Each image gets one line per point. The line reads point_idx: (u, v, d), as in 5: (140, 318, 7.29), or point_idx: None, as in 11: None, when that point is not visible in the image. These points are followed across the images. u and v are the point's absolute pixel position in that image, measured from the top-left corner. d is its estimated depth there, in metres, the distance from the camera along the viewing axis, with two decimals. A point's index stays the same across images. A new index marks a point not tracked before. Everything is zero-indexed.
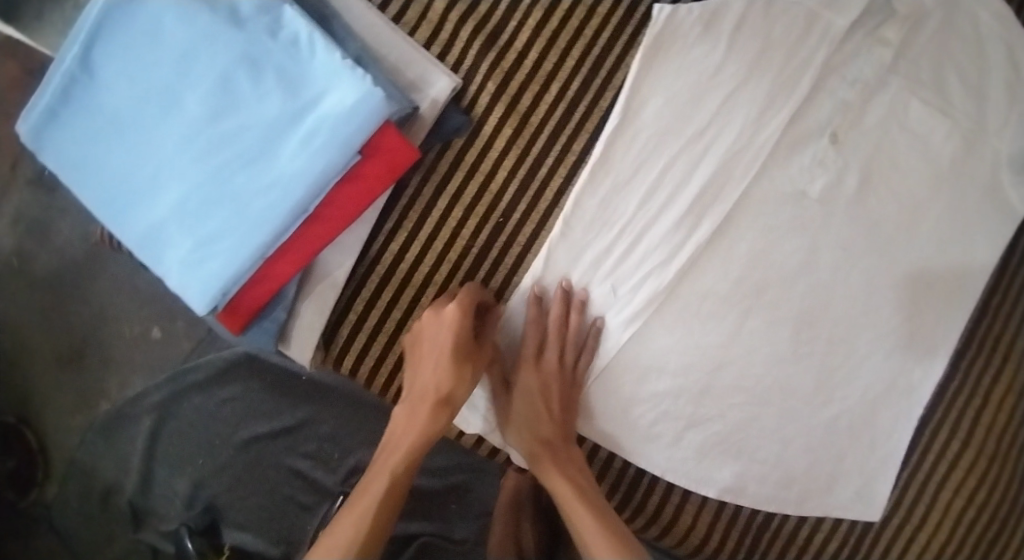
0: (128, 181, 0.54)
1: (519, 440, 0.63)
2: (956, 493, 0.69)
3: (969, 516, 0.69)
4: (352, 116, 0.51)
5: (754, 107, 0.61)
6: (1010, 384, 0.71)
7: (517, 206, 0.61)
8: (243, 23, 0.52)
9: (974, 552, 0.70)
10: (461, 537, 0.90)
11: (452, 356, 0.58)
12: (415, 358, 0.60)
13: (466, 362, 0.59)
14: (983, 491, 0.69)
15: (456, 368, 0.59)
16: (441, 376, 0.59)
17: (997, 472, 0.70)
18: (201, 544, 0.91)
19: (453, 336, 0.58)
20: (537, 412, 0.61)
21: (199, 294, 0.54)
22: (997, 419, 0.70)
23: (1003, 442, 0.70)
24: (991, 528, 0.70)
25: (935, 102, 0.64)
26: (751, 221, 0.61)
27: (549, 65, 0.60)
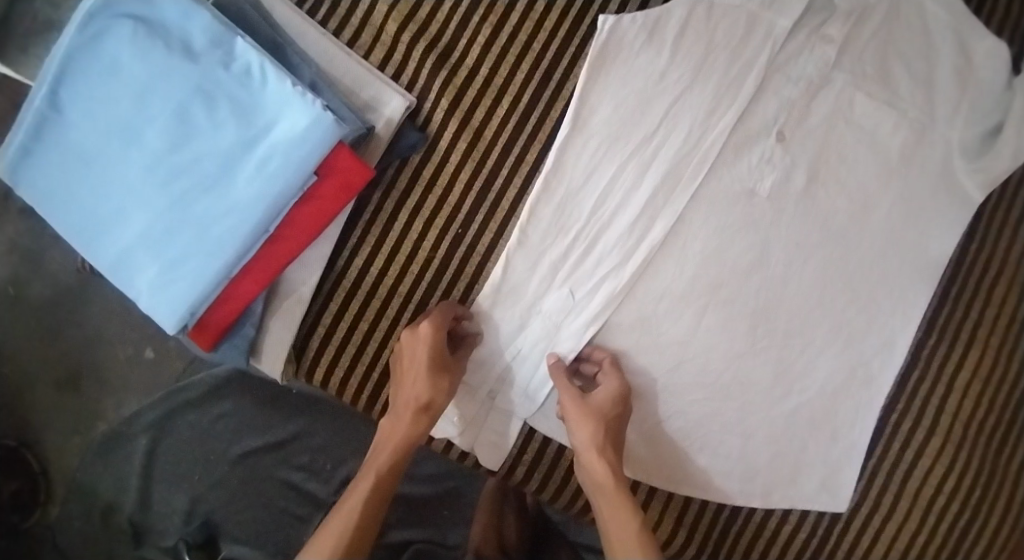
0: (96, 211, 0.57)
1: (590, 432, 0.59)
2: (923, 480, 0.70)
3: (938, 503, 0.70)
4: (306, 138, 0.55)
5: (700, 110, 0.62)
6: (976, 371, 0.70)
7: (474, 217, 0.63)
8: (197, 57, 0.56)
9: (945, 538, 0.71)
10: (455, 544, 0.91)
11: (430, 368, 0.59)
12: (399, 376, 0.61)
13: (444, 371, 0.60)
14: (952, 478, 0.70)
15: (434, 379, 0.59)
16: (422, 387, 0.59)
17: (966, 459, 0.70)
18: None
19: (428, 349, 0.59)
20: (615, 413, 0.60)
21: (169, 313, 0.57)
22: (963, 405, 0.70)
23: (973, 429, 0.71)
24: (961, 515, 0.71)
25: (883, 95, 0.64)
26: (703, 221, 0.63)
27: (499, 80, 0.63)
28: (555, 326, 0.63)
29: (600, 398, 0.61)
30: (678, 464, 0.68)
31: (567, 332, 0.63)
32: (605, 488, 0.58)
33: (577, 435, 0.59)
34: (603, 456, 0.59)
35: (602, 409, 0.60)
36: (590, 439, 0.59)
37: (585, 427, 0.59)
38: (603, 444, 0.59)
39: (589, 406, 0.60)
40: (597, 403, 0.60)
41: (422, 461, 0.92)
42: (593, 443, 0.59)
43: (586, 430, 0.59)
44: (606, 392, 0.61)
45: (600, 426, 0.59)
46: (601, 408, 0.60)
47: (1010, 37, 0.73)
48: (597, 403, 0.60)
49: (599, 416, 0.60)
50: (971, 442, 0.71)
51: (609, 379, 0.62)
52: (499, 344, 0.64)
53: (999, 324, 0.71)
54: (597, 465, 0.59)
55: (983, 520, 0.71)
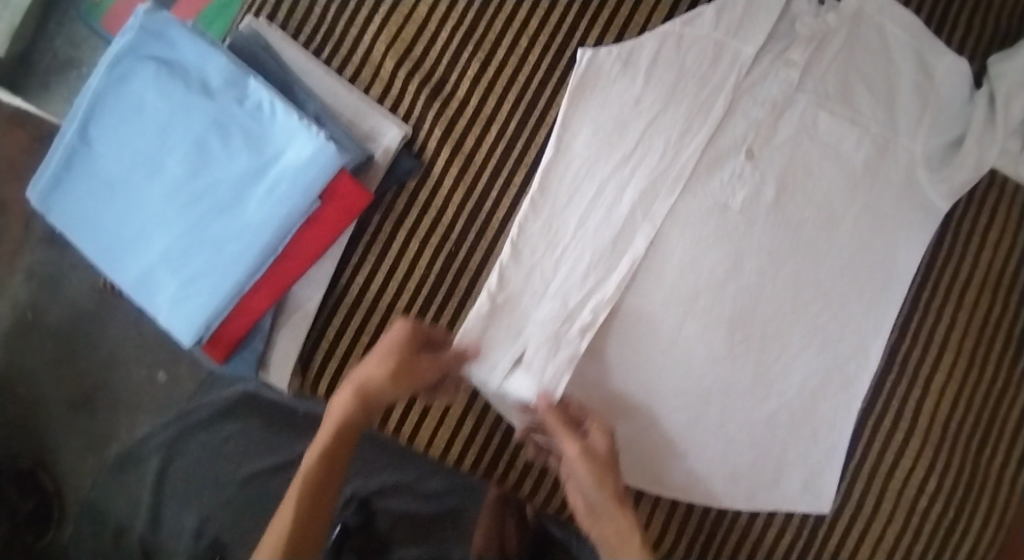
0: (121, 234, 0.62)
1: (612, 482, 0.60)
2: (903, 479, 0.73)
3: (921, 501, 0.73)
4: (311, 165, 0.60)
5: (674, 131, 0.67)
6: (951, 372, 0.74)
7: (467, 235, 0.68)
8: (213, 95, 0.61)
9: (931, 538, 0.73)
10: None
11: (387, 347, 0.62)
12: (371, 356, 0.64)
13: (397, 359, 0.61)
14: (934, 477, 0.73)
15: (385, 356, 0.61)
16: (366, 371, 0.60)
17: (945, 458, 0.73)
18: None
19: (394, 336, 0.62)
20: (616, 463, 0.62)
21: (186, 326, 0.61)
22: (940, 405, 0.74)
23: (951, 428, 0.74)
24: (944, 513, 0.73)
25: (844, 113, 0.69)
26: (680, 234, 0.68)
27: (487, 109, 0.68)
28: (553, 334, 0.66)
29: (601, 445, 0.62)
30: (666, 462, 0.71)
31: (564, 340, 0.66)
32: (627, 546, 0.56)
33: (600, 488, 0.59)
34: (624, 511, 0.59)
35: (608, 460, 0.61)
36: (612, 489, 0.59)
37: (607, 479, 0.60)
38: (619, 496, 0.60)
39: (598, 455, 0.61)
40: (604, 448, 0.62)
41: (427, 478, 0.95)
42: (615, 494, 0.59)
43: (608, 478, 0.60)
44: (599, 441, 0.62)
45: (614, 476, 0.60)
46: (609, 456, 0.62)
47: (970, 54, 0.77)
48: (607, 453, 0.62)
49: (612, 465, 0.61)
50: (952, 441, 0.74)
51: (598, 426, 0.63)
52: (495, 354, 0.66)
53: (973, 325, 0.75)
54: (623, 517, 0.58)
55: (967, 518, 0.73)
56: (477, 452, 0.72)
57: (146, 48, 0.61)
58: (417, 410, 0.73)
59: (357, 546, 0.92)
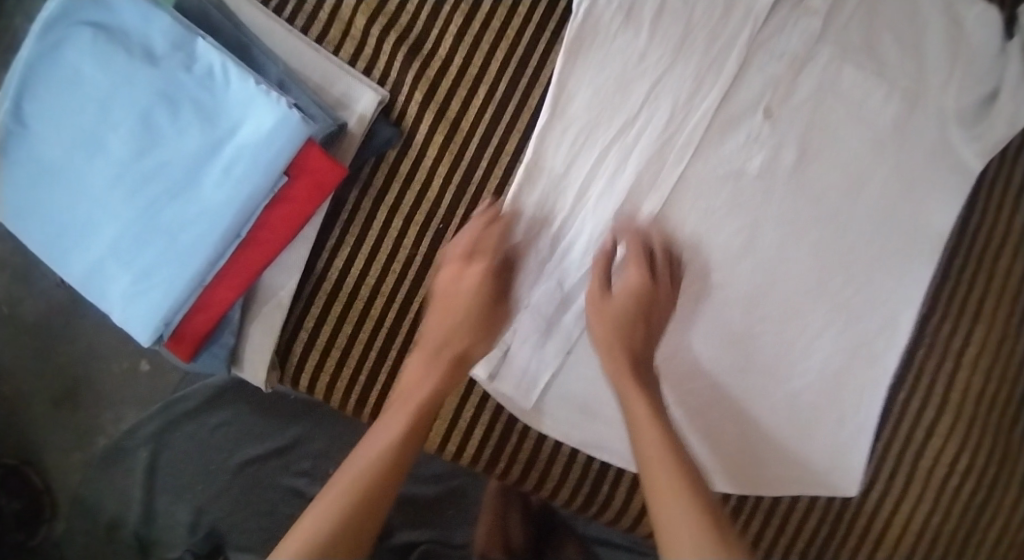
0: (65, 227, 0.52)
1: (612, 356, 0.57)
2: (932, 460, 0.67)
3: (949, 484, 0.68)
4: (272, 139, 0.51)
5: (682, 91, 0.60)
6: (984, 346, 0.68)
7: (455, 211, 0.62)
8: (158, 61, 0.51)
9: (958, 522, 0.68)
10: (462, 542, 0.89)
11: (491, 308, 0.59)
12: (438, 310, 0.59)
13: (496, 317, 0.59)
14: (964, 458, 0.68)
15: (484, 320, 0.59)
16: (458, 324, 0.58)
17: (974, 437, 0.68)
18: None
19: (483, 290, 0.58)
20: (642, 307, 0.58)
21: (142, 325, 0.52)
22: (971, 382, 0.68)
23: (982, 407, 0.68)
24: (974, 494, 0.68)
25: (869, 65, 0.62)
26: (690, 205, 0.62)
27: (474, 69, 0.61)
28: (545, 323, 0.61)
29: (626, 292, 0.59)
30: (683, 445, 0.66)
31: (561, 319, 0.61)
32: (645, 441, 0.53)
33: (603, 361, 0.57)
34: (638, 398, 0.55)
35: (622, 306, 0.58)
36: (613, 363, 0.57)
37: (610, 348, 0.57)
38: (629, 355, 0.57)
39: (615, 304, 0.58)
40: (633, 297, 0.58)
41: (426, 460, 0.91)
42: (612, 362, 0.57)
43: (631, 344, 0.57)
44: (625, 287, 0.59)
45: (626, 354, 0.57)
46: (647, 295, 0.59)
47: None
48: (643, 339, 0.58)
49: (642, 323, 0.58)
50: (981, 420, 0.68)
51: (636, 254, 0.59)
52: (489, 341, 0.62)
53: (1005, 295, 0.69)
54: (646, 416, 0.54)
55: (995, 499, 0.69)
56: (477, 446, 0.66)
57: (79, 9, 0.51)
58: None
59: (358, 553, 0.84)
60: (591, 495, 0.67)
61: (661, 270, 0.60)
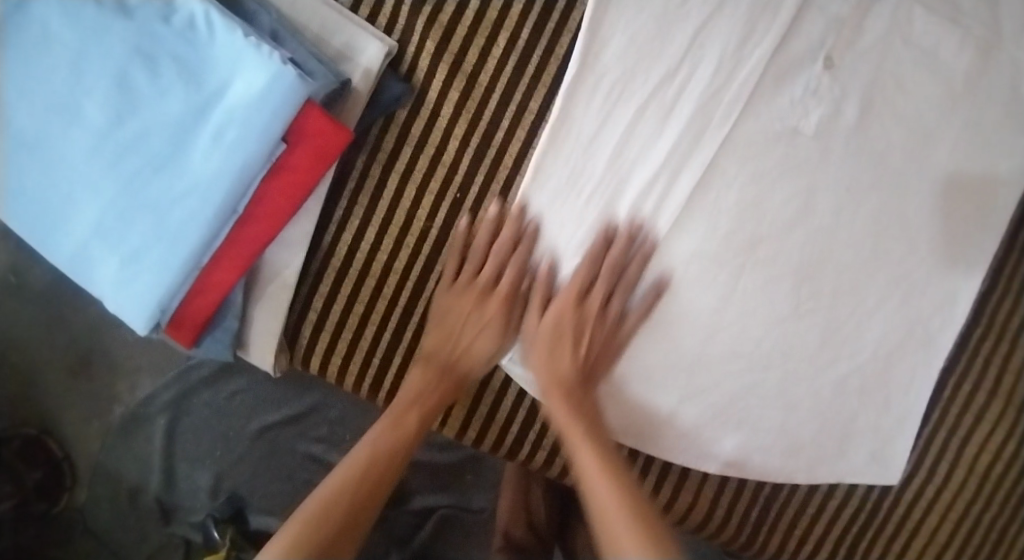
0: (44, 204, 0.47)
1: (544, 372, 0.57)
2: (979, 447, 0.62)
3: (998, 471, 0.63)
4: (266, 101, 0.44)
5: (731, 38, 0.53)
6: None
7: (474, 178, 0.56)
8: (133, 12, 0.45)
9: (1005, 512, 0.64)
10: (479, 506, 0.87)
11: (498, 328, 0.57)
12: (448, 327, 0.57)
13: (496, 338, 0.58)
14: (1014, 444, 0.63)
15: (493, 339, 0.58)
16: (474, 346, 0.57)
17: None
18: (228, 530, 0.91)
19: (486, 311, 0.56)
20: (576, 314, 0.55)
21: (136, 311, 0.47)
22: None
23: None
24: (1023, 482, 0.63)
25: (943, 8, 0.54)
26: (738, 166, 0.55)
27: (494, 13, 0.54)
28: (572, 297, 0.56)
29: (566, 304, 0.56)
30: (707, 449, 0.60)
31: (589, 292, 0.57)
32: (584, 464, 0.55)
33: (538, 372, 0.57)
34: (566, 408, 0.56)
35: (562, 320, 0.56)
36: (543, 380, 0.57)
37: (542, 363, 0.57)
38: (561, 379, 0.56)
39: (553, 323, 0.56)
40: (560, 324, 0.56)
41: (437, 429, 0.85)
42: (546, 379, 0.57)
43: (556, 369, 0.56)
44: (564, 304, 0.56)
45: (561, 374, 0.56)
46: (576, 314, 0.56)
47: None
48: (569, 366, 0.56)
49: (569, 342, 0.56)
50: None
51: (577, 273, 0.55)
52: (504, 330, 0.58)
53: None
54: (574, 436, 0.55)
55: None
56: (499, 432, 0.62)
57: None
58: None
59: (380, 538, 0.84)
60: None
61: (611, 294, 0.55)
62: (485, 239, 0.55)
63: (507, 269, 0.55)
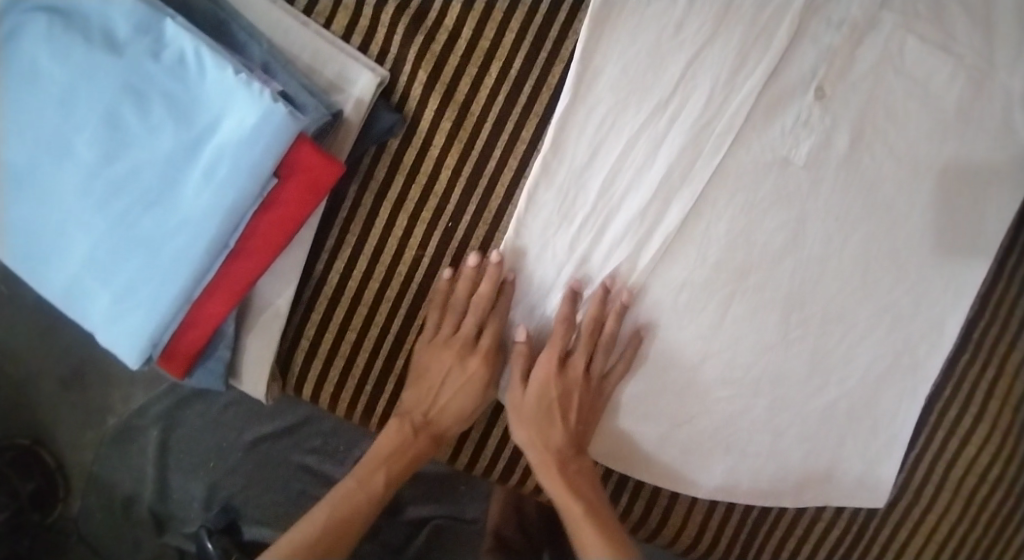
0: (34, 240, 0.47)
1: (528, 427, 0.56)
2: (964, 471, 0.63)
3: (982, 494, 0.64)
4: (257, 137, 0.44)
5: (723, 68, 0.53)
6: None
7: (466, 207, 0.56)
8: (122, 48, 0.45)
9: (989, 535, 0.65)
10: (473, 517, 0.86)
11: (477, 387, 0.57)
12: (427, 383, 0.56)
13: (475, 397, 0.57)
14: (999, 468, 0.63)
15: (471, 396, 0.57)
16: (456, 400, 0.57)
17: (1011, 446, 0.63)
18: (222, 542, 0.86)
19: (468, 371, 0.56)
20: (562, 373, 0.56)
21: (128, 346, 0.47)
22: (1014, 389, 0.63)
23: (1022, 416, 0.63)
24: (1007, 504, 0.64)
25: (936, 38, 0.54)
26: (728, 197, 0.55)
27: (486, 43, 0.54)
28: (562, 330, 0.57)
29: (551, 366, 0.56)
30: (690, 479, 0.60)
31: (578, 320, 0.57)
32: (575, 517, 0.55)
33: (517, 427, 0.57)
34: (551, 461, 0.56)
35: (548, 379, 0.56)
36: (526, 434, 0.57)
37: (523, 413, 0.57)
38: (548, 430, 0.56)
39: (539, 379, 0.56)
40: (546, 394, 0.56)
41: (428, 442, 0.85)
42: (529, 431, 0.56)
43: (544, 435, 0.56)
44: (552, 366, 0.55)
45: (544, 429, 0.56)
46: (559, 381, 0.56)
47: None
48: (558, 434, 0.56)
49: (558, 413, 0.56)
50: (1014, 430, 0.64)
51: (552, 339, 0.55)
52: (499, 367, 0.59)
53: None
54: (563, 489, 0.55)
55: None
56: (491, 457, 0.62)
57: None
58: None
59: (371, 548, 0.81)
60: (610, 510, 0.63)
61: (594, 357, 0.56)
62: (465, 293, 0.55)
63: (488, 325, 0.56)
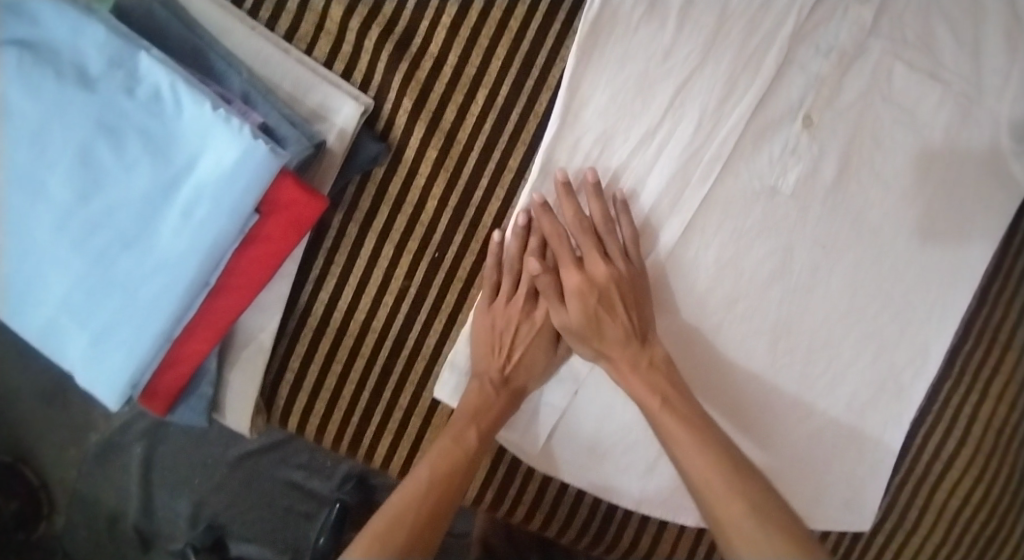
0: (9, 279, 0.46)
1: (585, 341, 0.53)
2: (947, 495, 0.64)
3: (964, 517, 0.65)
4: (237, 175, 0.43)
5: (712, 96, 0.53)
6: (1010, 377, 0.64)
7: (453, 237, 0.55)
8: (95, 84, 0.44)
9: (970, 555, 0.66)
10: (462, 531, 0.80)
11: (540, 342, 0.55)
12: (488, 343, 0.54)
13: (541, 354, 0.55)
14: (981, 491, 0.64)
15: (535, 352, 0.54)
16: (529, 358, 0.54)
17: (993, 469, 0.64)
18: None
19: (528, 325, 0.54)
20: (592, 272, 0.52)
21: (107, 387, 0.47)
22: (997, 413, 0.64)
23: (1004, 439, 0.64)
24: (990, 527, 0.65)
25: (924, 65, 0.54)
26: (718, 225, 0.55)
27: (472, 69, 0.53)
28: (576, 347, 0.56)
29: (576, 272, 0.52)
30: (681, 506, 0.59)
31: None
32: (688, 450, 0.48)
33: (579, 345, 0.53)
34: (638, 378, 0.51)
35: (582, 282, 0.52)
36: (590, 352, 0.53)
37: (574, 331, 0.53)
38: (604, 339, 0.52)
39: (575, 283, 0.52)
40: (586, 303, 0.52)
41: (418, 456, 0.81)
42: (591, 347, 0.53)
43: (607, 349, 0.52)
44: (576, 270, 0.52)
45: (605, 346, 0.52)
46: (594, 285, 0.52)
47: None
48: (615, 347, 0.52)
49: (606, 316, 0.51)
50: (996, 444, 0.65)
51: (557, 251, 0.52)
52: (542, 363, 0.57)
53: None
54: (670, 424, 0.49)
55: (1006, 530, 0.66)
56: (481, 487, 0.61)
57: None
58: (407, 441, 0.59)
59: None
60: (599, 535, 0.63)
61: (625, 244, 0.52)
62: (515, 246, 0.53)
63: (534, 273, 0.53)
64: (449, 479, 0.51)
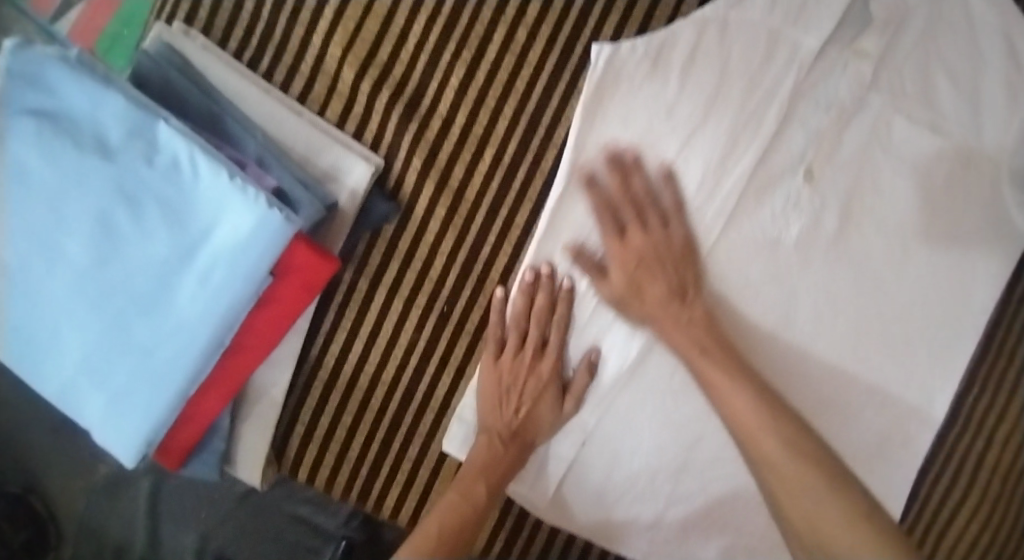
0: (30, 339, 0.48)
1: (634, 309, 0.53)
2: (953, 540, 0.65)
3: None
4: (251, 243, 0.44)
5: (715, 151, 0.53)
6: (1016, 424, 0.65)
7: (460, 291, 0.56)
8: (113, 153, 0.45)
9: None
10: None
11: (543, 399, 0.55)
12: (492, 398, 0.56)
13: (548, 410, 0.55)
14: (987, 537, 0.65)
15: (540, 407, 0.55)
16: (535, 413, 0.55)
17: (998, 515, 0.65)
18: None
19: (533, 381, 0.55)
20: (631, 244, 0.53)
21: (123, 446, 0.48)
22: (1002, 460, 0.65)
23: (1008, 485, 0.65)
24: None
25: (925, 117, 0.55)
26: (720, 276, 0.56)
27: (479, 128, 0.55)
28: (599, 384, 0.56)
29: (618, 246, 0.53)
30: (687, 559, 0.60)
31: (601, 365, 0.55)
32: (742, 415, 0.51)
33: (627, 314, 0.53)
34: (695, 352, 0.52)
35: (625, 253, 0.53)
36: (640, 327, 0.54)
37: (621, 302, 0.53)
38: (653, 306, 0.53)
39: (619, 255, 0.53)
40: (627, 269, 0.53)
41: None
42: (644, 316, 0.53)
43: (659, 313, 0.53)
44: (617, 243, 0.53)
45: (654, 310, 0.53)
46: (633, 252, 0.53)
47: None
48: (662, 309, 0.53)
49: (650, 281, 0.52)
50: (1000, 487, 0.66)
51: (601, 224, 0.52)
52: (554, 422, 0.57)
53: None
54: (723, 390, 0.51)
55: None
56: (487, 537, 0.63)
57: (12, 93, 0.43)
58: (416, 490, 0.60)
59: None
60: None
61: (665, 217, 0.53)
62: (520, 303, 0.54)
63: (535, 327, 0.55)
64: (464, 518, 0.54)
